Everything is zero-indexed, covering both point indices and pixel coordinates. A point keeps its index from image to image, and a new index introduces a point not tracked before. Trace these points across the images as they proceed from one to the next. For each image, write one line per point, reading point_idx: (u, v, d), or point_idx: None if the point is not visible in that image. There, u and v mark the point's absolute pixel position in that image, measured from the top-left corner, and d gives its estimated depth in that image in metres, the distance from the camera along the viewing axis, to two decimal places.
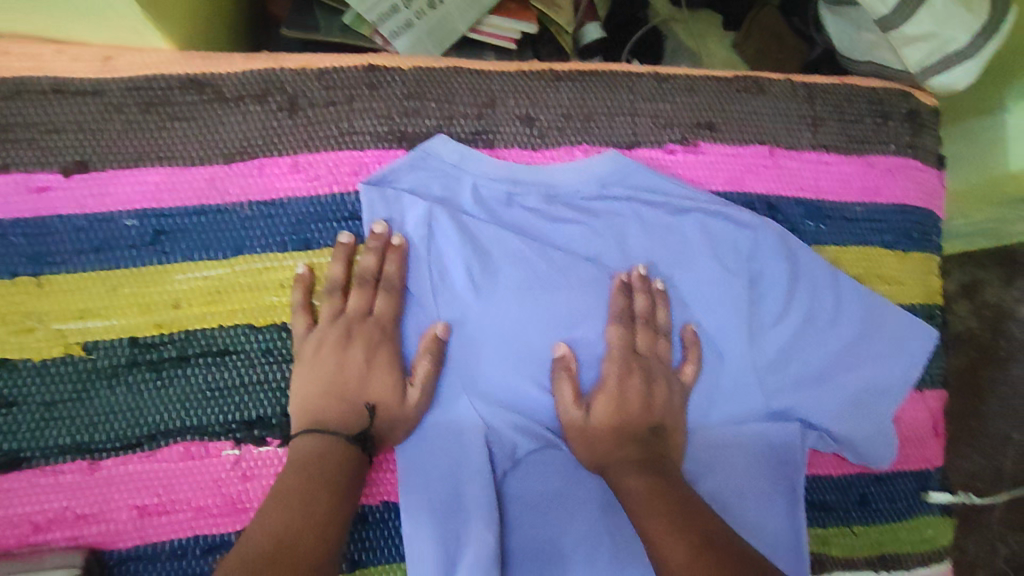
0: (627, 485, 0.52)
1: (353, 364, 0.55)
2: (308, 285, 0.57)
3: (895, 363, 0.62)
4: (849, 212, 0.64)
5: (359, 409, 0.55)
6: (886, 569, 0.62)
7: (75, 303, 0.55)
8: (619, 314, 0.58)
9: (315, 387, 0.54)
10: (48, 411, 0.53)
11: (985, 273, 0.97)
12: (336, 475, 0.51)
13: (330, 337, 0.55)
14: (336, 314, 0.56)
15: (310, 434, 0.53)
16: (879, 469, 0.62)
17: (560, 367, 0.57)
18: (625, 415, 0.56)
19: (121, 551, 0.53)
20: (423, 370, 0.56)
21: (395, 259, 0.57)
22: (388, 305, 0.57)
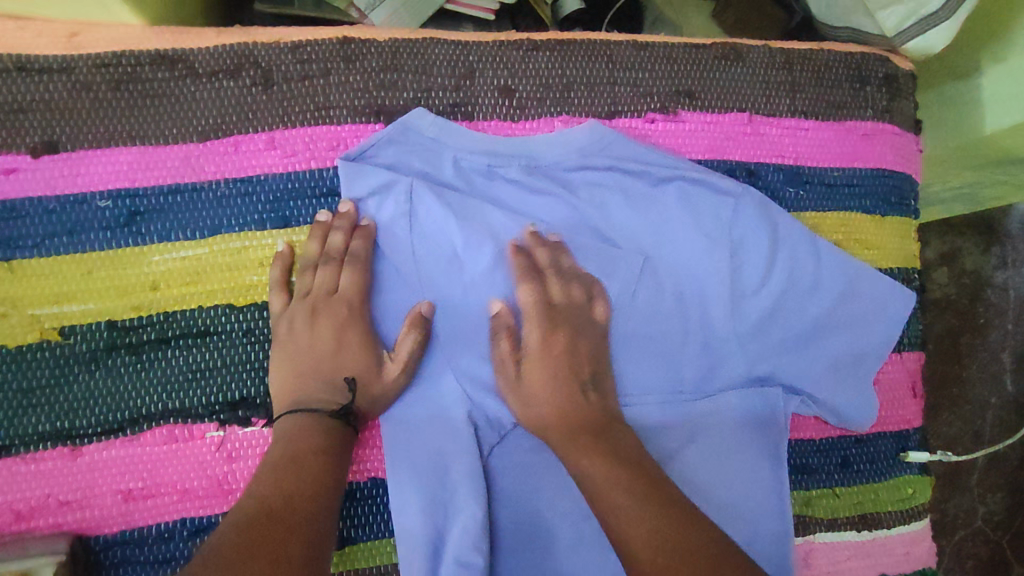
0: (573, 457, 0.52)
1: (324, 342, 0.55)
2: (287, 262, 0.56)
3: (875, 328, 0.62)
4: (828, 177, 0.64)
5: (338, 387, 0.55)
6: (868, 528, 0.63)
7: (50, 288, 0.53)
8: (526, 275, 0.57)
9: (294, 367, 0.54)
10: (26, 398, 0.52)
11: (963, 242, 1.02)
12: (322, 448, 0.51)
13: (299, 316, 0.55)
14: (306, 291, 0.56)
15: (286, 414, 0.53)
16: (860, 432, 0.63)
17: (499, 326, 0.57)
18: (565, 367, 0.56)
19: (107, 536, 0.52)
20: (407, 345, 0.56)
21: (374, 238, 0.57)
22: (356, 281, 0.56)
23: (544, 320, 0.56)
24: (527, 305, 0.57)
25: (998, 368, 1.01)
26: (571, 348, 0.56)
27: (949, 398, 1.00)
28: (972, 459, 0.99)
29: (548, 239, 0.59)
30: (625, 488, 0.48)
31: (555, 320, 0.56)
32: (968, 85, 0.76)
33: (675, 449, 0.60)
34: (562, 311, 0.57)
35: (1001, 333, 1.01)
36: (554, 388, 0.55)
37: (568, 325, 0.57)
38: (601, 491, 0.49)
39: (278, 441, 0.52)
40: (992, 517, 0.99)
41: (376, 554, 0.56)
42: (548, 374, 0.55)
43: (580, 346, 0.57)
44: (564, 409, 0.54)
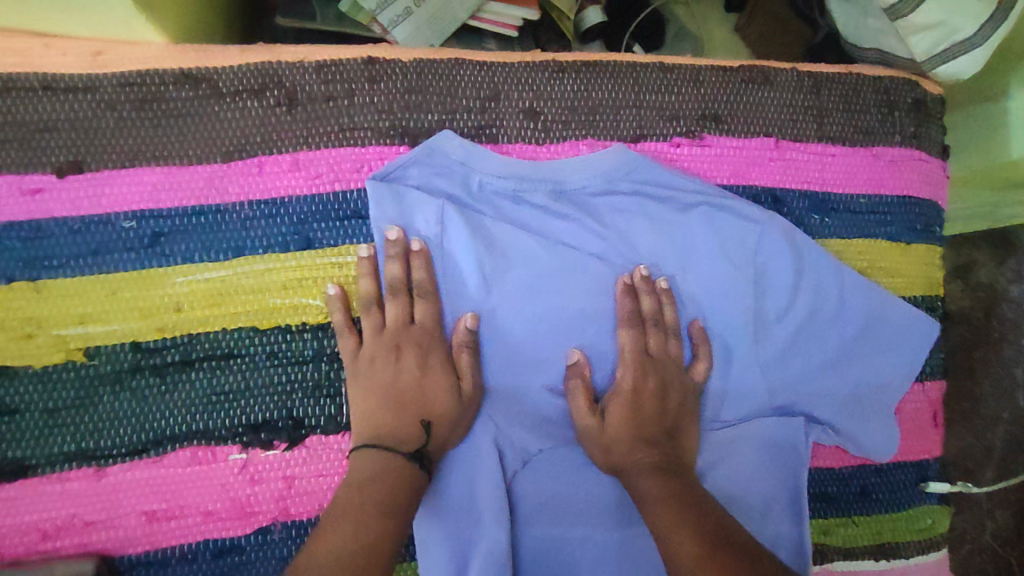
0: (641, 486, 0.54)
1: (406, 372, 0.55)
2: (344, 303, 0.56)
3: (897, 357, 0.63)
4: (853, 204, 0.64)
5: (413, 428, 0.54)
6: (886, 558, 0.62)
7: (75, 308, 0.53)
8: (629, 318, 0.58)
9: (371, 402, 0.54)
10: (51, 418, 0.52)
11: (979, 256, 1.01)
12: (387, 507, 0.49)
13: (380, 354, 0.55)
14: (378, 327, 0.56)
15: (364, 451, 0.52)
16: (880, 461, 0.62)
17: (574, 374, 0.57)
18: (652, 414, 0.56)
19: (132, 556, 0.53)
20: (466, 361, 0.56)
21: (425, 302, 0.56)
22: (429, 310, 0.56)
23: (638, 363, 0.57)
24: (626, 349, 0.57)
25: (1011, 382, 1.00)
26: (665, 396, 0.57)
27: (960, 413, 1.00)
28: (983, 475, 0.99)
29: (582, 271, 0.59)
30: (680, 513, 0.50)
31: (650, 368, 0.57)
32: (993, 106, 0.76)
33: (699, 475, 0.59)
34: (656, 356, 0.58)
35: (1015, 348, 1.01)
36: (636, 430, 0.56)
37: (662, 372, 0.58)
38: (661, 516, 0.51)
39: (344, 487, 0.50)
40: (1000, 533, 0.98)
41: None
42: (638, 417, 0.56)
43: (674, 395, 0.58)
44: (642, 445, 0.55)
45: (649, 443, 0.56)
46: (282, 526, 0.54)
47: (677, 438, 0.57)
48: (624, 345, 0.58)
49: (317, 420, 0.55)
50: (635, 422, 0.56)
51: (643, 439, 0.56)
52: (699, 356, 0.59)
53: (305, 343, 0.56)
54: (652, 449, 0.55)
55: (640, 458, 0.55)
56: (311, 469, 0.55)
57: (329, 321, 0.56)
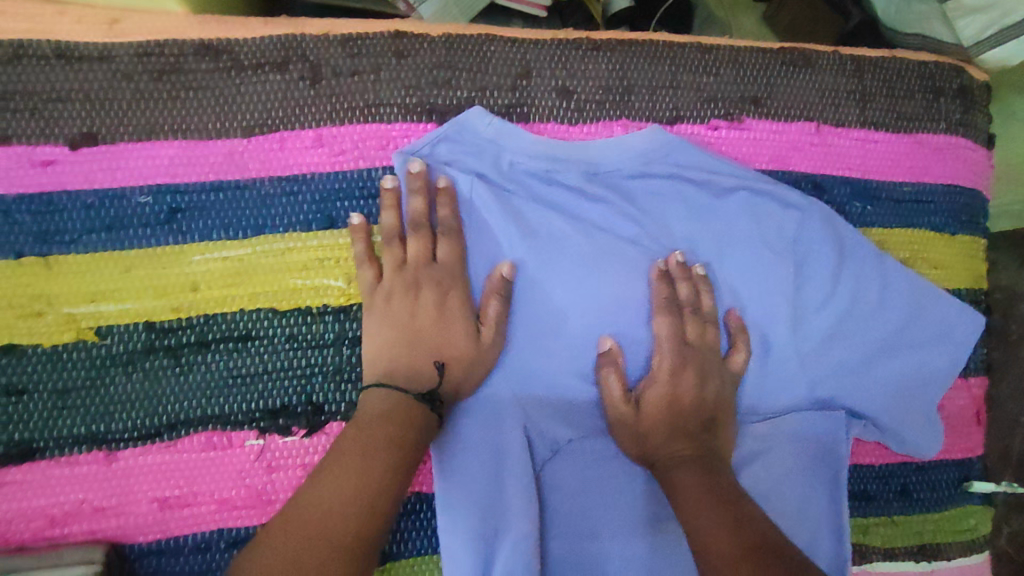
0: (675, 478, 0.51)
1: (424, 313, 0.53)
2: (367, 233, 0.53)
3: (941, 351, 0.60)
4: (896, 192, 0.62)
5: (428, 369, 0.52)
6: (927, 559, 0.60)
7: (86, 286, 0.51)
8: (664, 304, 0.55)
9: (388, 339, 0.52)
10: (60, 400, 0.50)
11: None
12: (397, 441, 0.48)
13: (397, 291, 0.53)
14: (398, 263, 0.53)
15: (375, 391, 0.50)
16: (922, 458, 0.60)
17: (608, 361, 0.55)
18: (688, 404, 0.54)
19: (142, 545, 0.50)
20: (492, 310, 0.54)
21: (449, 242, 0.54)
22: (453, 250, 0.54)
23: (676, 351, 0.55)
24: (663, 336, 0.55)
25: None
26: (703, 385, 0.54)
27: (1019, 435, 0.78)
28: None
29: (616, 255, 0.57)
30: (714, 510, 0.48)
31: (688, 355, 0.55)
32: None
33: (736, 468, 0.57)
34: (692, 343, 0.55)
35: None
36: (671, 421, 0.53)
37: (700, 361, 0.55)
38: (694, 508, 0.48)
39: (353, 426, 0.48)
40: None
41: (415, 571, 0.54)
42: (674, 409, 0.54)
43: (712, 385, 0.55)
44: (677, 436, 0.53)
45: (687, 435, 0.53)
46: None
47: (715, 431, 0.54)
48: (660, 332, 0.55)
49: (338, 406, 0.53)
50: (672, 413, 0.54)
51: (679, 430, 0.53)
52: (737, 346, 0.57)
53: (326, 325, 0.54)
54: (687, 441, 0.53)
55: (676, 451, 0.52)
56: None
57: (351, 304, 0.54)
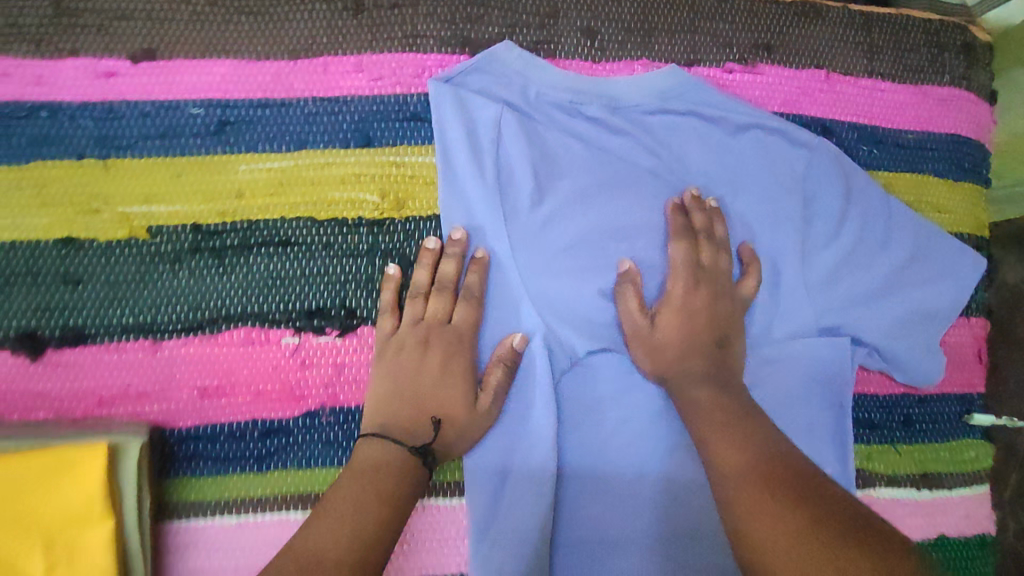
0: (691, 394, 0.54)
1: (428, 372, 0.54)
2: (398, 284, 0.56)
3: (942, 289, 0.64)
4: (902, 138, 0.65)
5: (423, 422, 0.53)
6: (927, 488, 0.63)
7: (141, 188, 0.54)
8: (680, 232, 0.58)
9: (390, 387, 0.54)
10: (112, 291, 0.53)
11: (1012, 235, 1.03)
12: (386, 496, 0.49)
13: (409, 343, 0.55)
14: (416, 318, 0.56)
15: (371, 439, 0.52)
16: (923, 389, 0.64)
17: (627, 280, 0.58)
18: (700, 320, 0.57)
19: (182, 430, 0.53)
20: (496, 378, 0.55)
21: (467, 305, 0.56)
22: (469, 314, 0.56)
23: (688, 274, 0.58)
24: (677, 260, 0.58)
25: None
26: (714, 305, 0.57)
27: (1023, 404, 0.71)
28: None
29: (635, 184, 0.60)
30: (728, 428, 0.50)
31: (700, 278, 0.58)
32: None
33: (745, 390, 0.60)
34: (705, 269, 0.58)
35: None
36: (684, 340, 0.56)
37: (712, 286, 0.58)
38: (706, 423, 0.52)
39: (347, 471, 0.51)
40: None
41: (444, 470, 0.57)
42: (685, 327, 0.56)
43: (721, 309, 0.57)
44: (689, 353, 0.56)
45: (700, 351, 0.56)
46: (329, 412, 0.55)
47: (727, 349, 0.57)
48: (675, 259, 0.58)
49: (370, 311, 0.56)
50: (685, 330, 0.56)
51: (692, 346, 0.56)
52: (749, 274, 0.60)
53: (361, 237, 0.57)
54: (697, 358, 0.56)
55: (687, 367, 0.55)
56: (361, 359, 0.56)
57: (385, 217, 0.57)
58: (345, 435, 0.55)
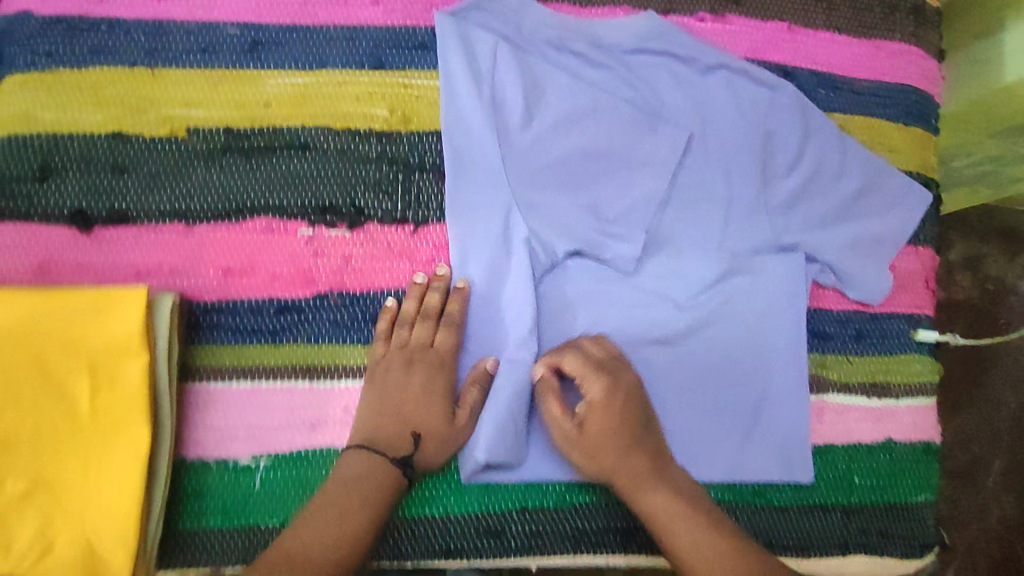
0: (646, 502, 0.58)
1: (410, 388, 0.61)
2: (392, 316, 0.63)
3: (889, 218, 0.71)
4: (856, 86, 0.73)
5: (406, 438, 0.59)
6: (876, 395, 0.71)
7: (182, 94, 0.63)
8: (581, 369, 0.60)
9: (374, 405, 0.60)
10: (152, 181, 0.61)
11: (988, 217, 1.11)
12: (369, 498, 0.56)
13: (395, 363, 0.61)
14: (402, 342, 0.62)
15: (357, 451, 0.58)
16: (873, 307, 0.71)
17: (545, 389, 0.61)
18: (625, 441, 0.59)
19: (206, 304, 0.61)
20: (472, 398, 0.61)
21: (447, 330, 0.62)
22: (449, 338, 0.62)
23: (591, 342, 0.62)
24: (574, 374, 0.60)
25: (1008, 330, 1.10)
26: (626, 407, 0.60)
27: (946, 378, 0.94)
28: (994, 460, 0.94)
29: (616, 113, 0.67)
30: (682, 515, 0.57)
31: (611, 398, 0.60)
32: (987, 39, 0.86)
33: (706, 299, 0.68)
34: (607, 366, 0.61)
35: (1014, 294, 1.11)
36: (614, 449, 0.59)
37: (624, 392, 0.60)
38: (672, 535, 0.56)
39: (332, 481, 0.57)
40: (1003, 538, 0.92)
41: None
42: (608, 416, 0.59)
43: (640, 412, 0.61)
44: (621, 466, 0.59)
45: (631, 470, 0.59)
46: (336, 295, 0.63)
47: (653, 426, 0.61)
48: (598, 357, 0.61)
49: (377, 211, 0.64)
50: (611, 444, 0.59)
51: (624, 444, 0.59)
52: None
53: (371, 146, 0.65)
54: (627, 458, 0.59)
55: (631, 485, 0.59)
56: (367, 251, 0.63)
57: (393, 130, 0.65)
58: (351, 315, 0.63)
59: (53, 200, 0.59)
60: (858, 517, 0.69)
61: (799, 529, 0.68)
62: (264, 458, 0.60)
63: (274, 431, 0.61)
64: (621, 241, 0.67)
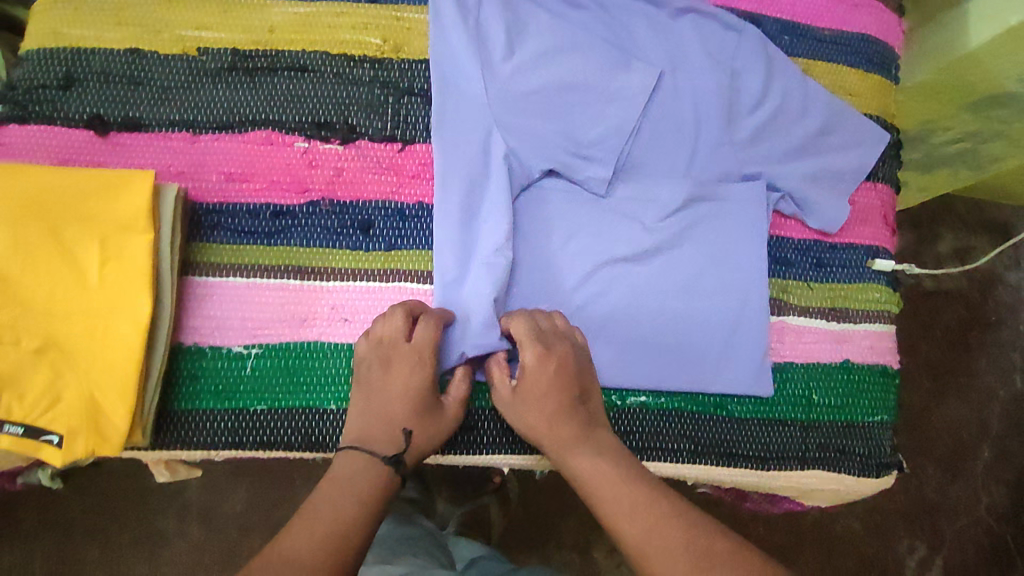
0: (571, 465, 0.58)
1: (393, 387, 0.60)
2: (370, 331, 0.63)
3: (849, 154, 0.76)
4: (818, 34, 0.78)
5: (396, 435, 0.59)
6: (836, 320, 0.75)
7: (195, 18, 0.69)
8: (524, 332, 0.62)
9: (361, 407, 0.60)
10: (164, 94, 0.67)
11: (948, 212, 1.22)
12: (363, 496, 0.55)
13: (374, 361, 0.61)
14: (376, 340, 0.62)
15: (348, 452, 0.58)
16: (831, 236, 0.76)
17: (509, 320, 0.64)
18: (549, 403, 0.60)
19: (208, 205, 0.66)
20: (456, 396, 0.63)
21: (424, 326, 0.62)
22: (426, 336, 0.62)
23: (534, 353, 0.60)
24: (518, 334, 0.62)
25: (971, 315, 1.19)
26: (555, 384, 0.60)
27: (914, 344, 1.17)
28: (980, 449, 1.14)
29: (592, 47, 0.72)
30: (612, 482, 0.56)
31: (546, 358, 0.60)
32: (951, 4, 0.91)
33: (673, 221, 0.73)
34: (546, 337, 0.61)
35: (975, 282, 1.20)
36: (540, 410, 0.60)
37: (558, 356, 0.61)
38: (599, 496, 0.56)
39: (328, 480, 0.56)
40: (992, 529, 1.12)
41: (420, 261, 0.69)
42: (535, 416, 0.60)
43: (571, 379, 0.61)
44: (545, 425, 0.60)
45: (552, 427, 0.60)
46: (328, 203, 0.68)
47: (586, 396, 0.62)
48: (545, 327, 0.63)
49: (368, 129, 0.69)
50: (538, 405, 0.60)
51: (552, 413, 0.60)
52: None
53: (364, 71, 0.70)
54: (553, 423, 0.60)
55: (553, 445, 0.60)
56: (357, 164, 0.69)
57: (385, 58, 0.71)
58: (340, 222, 0.68)
59: (74, 106, 0.66)
60: (815, 433, 0.72)
61: (757, 442, 0.71)
62: (255, 348, 0.65)
63: (266, 324, 0.66)
64: (594, 164, 0.71)
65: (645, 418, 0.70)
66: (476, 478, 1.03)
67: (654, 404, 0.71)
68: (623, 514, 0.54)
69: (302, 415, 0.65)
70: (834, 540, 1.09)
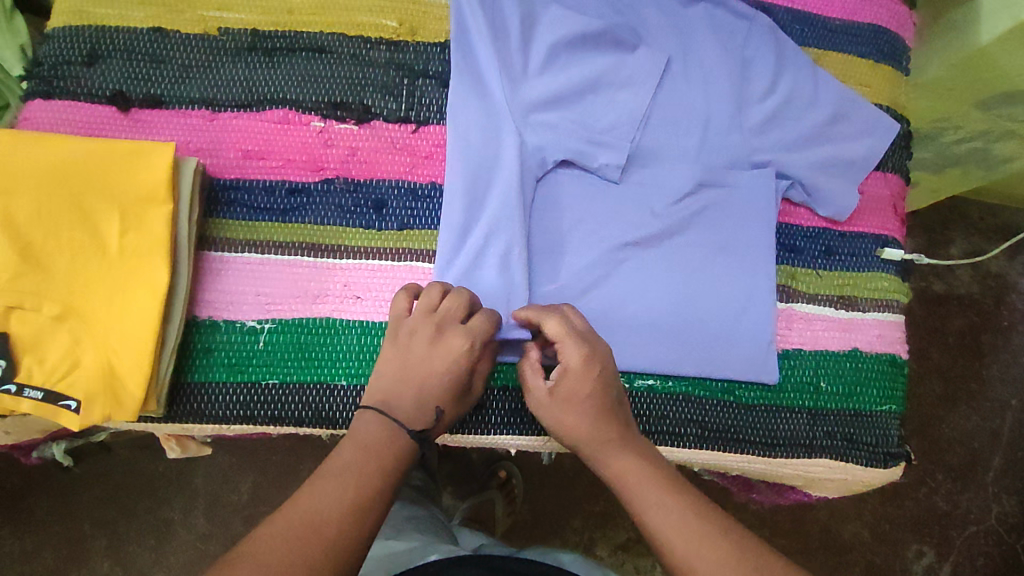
0: (612, 465, 0.57)
1: (438, 359, 0.59)
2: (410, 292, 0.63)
3: (860, 142, 0.76)
4: (829, 24, 0.79)
5: (428, 412, 0.58)
6: (844, 308, 0.75)
7: None
8: (558, 332, 0.59)
9: (396, 372, 0.59)
10: (185, 71, 0.69)
11: (958, 216, 1.21)
12: (368, 468, 0.53)
13: (421, 329, 0.60)
14: (429, 309, 0.61)
15: (373, 415, 0.57)
16: (841, 225, 0.76)
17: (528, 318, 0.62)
18: (595, 406, 0.58)
19: (226, 181, 0.68)
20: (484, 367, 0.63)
21: (483, 316, 0.61)
22: (484, 324, 0.61)
23: (578, 355, 0.58)
24: (553, 333, 0.59)
25: (982, 320, 1.18)
26: (594, 388, 0.59)
27: (924, 349, 1.16)
28: (991, 457, 1.13)
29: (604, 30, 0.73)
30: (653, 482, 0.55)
31: (585, 360, 0.58)
32: None
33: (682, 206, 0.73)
34: (586, 338, 0.59)
35: (987, 286, 1.19)
36: (586, 412, 0.58)
37: (599, 357, 0.59)
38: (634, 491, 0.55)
39: (351, 441, 0.55)
40: (1001, 539, 1.11)
41: (432, 240, 0.69)
42: (574, 422, 0.59)
43: (608, 385, 0.59)
44: (591, 429, 0.58)
45: (597, 432, 0.58)
46: (343, 181, 0.69)
47: (620, 400, 0.61)
48: (578, 327, 0.61)
49: (382, 110, 0.70)
50: (576, 411, 0.59)
51: (595, 417, 0.58)
52: None
53: (380, 53, 0.72)
54: (598, 425, 0.58)
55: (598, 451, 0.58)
56: (371, 143, 0.70)
57: (401, 40, 0.72)
58: (354, 201, 0.69)
59: (97, 82, 0.67)
60: (823, 420, 0.72)
61: (765, 427, 0.72)
62: (268, 323, 0.66)
63: (280, 299, 0.67)
64: (605, 148, 0.72)
65: (652, 401, 0.70)
66: (482, 476, 1.06)
67: (662, 387, 0.71)
68: (654, 509, 0.53)
69: (313, 389, 0.65)
70: (840, 544, 1.09)
